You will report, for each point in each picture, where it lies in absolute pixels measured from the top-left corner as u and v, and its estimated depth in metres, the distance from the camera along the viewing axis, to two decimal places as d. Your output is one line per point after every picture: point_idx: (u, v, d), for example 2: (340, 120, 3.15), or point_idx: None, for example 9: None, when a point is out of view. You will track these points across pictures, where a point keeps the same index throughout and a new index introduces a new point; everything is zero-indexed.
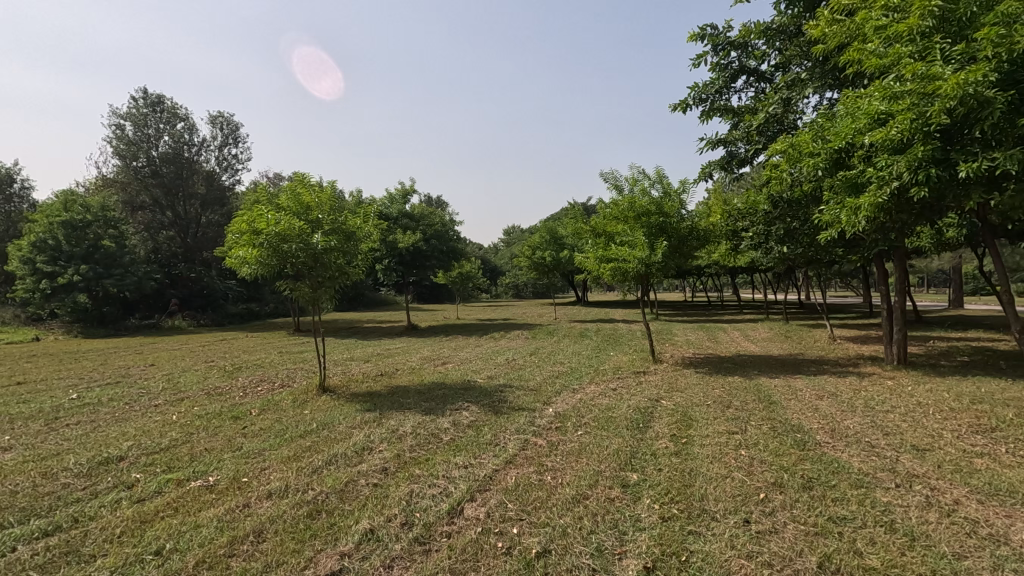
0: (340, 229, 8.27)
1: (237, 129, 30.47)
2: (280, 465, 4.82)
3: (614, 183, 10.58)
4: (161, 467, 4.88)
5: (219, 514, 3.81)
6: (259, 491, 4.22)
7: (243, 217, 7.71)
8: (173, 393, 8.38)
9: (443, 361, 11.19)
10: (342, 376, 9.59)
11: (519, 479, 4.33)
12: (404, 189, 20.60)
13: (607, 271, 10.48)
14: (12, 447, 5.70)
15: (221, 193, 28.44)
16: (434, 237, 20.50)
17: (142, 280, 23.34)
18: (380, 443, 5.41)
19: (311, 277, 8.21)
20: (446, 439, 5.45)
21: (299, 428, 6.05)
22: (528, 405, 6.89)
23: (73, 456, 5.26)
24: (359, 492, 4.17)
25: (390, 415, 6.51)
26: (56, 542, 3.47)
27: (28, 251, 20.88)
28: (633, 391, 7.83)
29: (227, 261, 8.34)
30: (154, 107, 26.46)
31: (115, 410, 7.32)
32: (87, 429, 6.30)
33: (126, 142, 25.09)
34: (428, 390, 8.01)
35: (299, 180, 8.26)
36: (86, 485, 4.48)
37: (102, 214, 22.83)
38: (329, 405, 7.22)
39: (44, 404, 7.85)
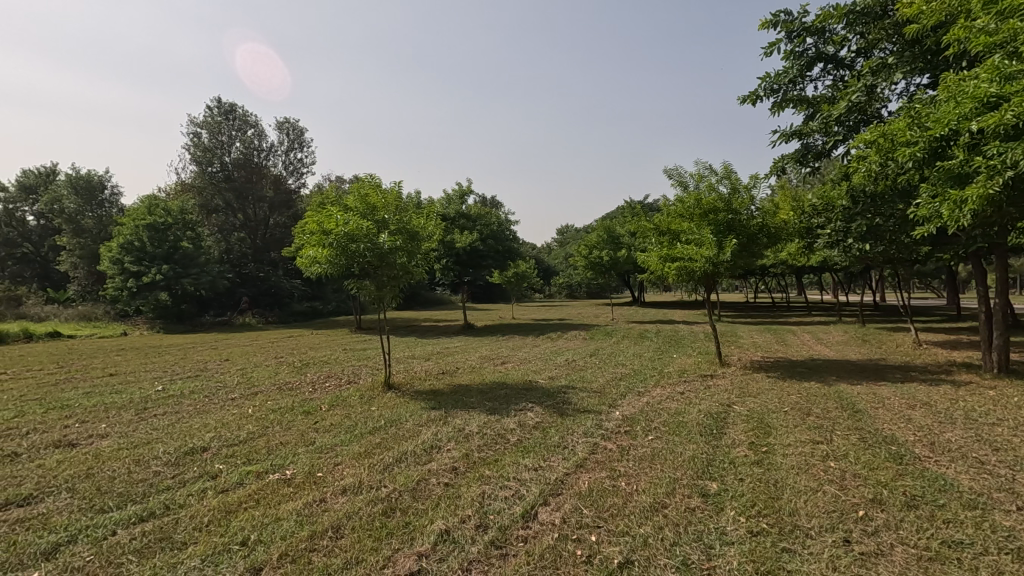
0: (405, 229, 8.39)
1: (302, 134, 31.71)
2: (352, 461, 4.90)
3: (679, 179, 10.25)
4: (241, 459, 5.07)
5: (298, 508, 3.89)
6: (335, 487, 4.29)
7: (314, 218, 7.95)
8: (247, 388, 8.74)
9: (502, 361, 11.14)
10: (405, 373, 9.70)
11: (593, 484, 4.19)
12: (462, 190, 20.83)
13: (671, 270, 10.12)
14: (108, 434, 6.10)
15: (287, 196, 29.59)
16: (491, 237, 20.62)
17: (216, 278, 24.66)
18: (448, 442, 5.41)
19: (376, 277, 8.38)
20: (513, 440, 5.39)
21: (369, 424, 6.16)
22: (594, 407, 6.73)
23: (162, 445, 5.56)
24: (431, 491, 4.16)
25: (455, 414, 6.51)
26: (152, 527, 3.63)
27: (117, 252, 22.58)
28: (702, 394, 7.51)
29: (297, 261, 8.62)
30: (227, 116, 28.01)
31: (196, 403, 7.70)
32: (172, 420, 6.66)
33: (202, 149, 26.71)
34: (490, 390, 7.97)
35: (367, 182, 8.44)
36: (175, 473, 4.71)
37: (180, 217, 24.41)
38: (395, 402, 7.32)
39: (135, 394, 8.40)
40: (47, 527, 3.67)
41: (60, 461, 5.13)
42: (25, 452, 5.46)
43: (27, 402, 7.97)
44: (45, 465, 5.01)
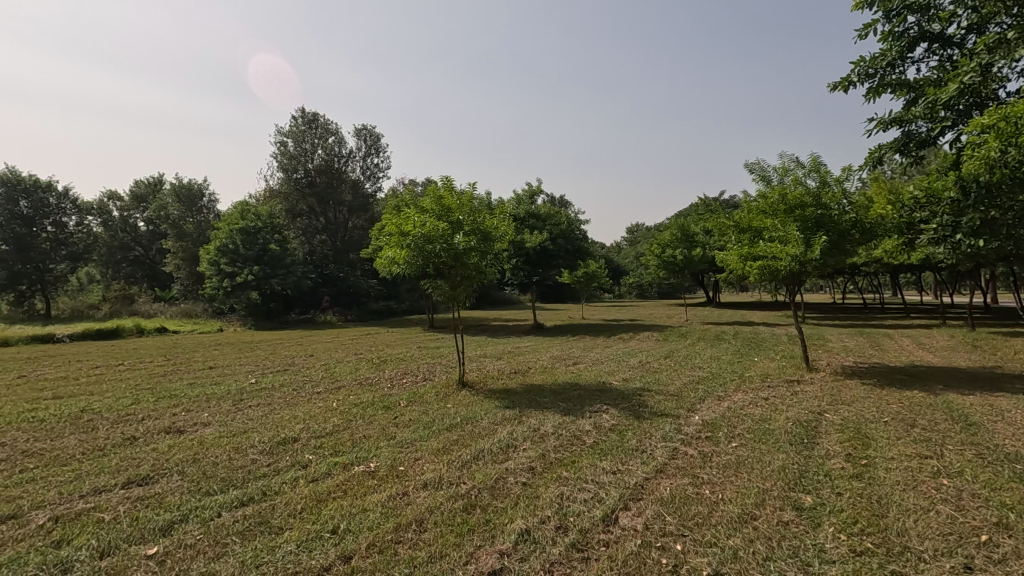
0: (479, 230, 8.51)
1: (378, 139, 32.96)
2: (431, 457, 5.02)
3: (761, 174, 9.75)
4: (328, 450, 5.32)
5: (382, 500, 4.03)
6: (416, 481, 4.41)
7: (393, 221, 8.23)
8: (330, 382, 9.19)
9: (574, 361, 11.05)
10: (478, 372, 9.84)
11: (675, 491, 4.05)
12: (532, 190, 20.88)
13: (753, 270, 9.64)
14: (210, 423, 6.60)
15: (365, 200, 30.69)
16: (560, 237, 20.56)
17: (300, 279, 26.16)
18: (523, 441, 5.42)
19: (451, 277, 8.57)
20: (589, 442, 5.32)
21: (446, 421, 6.29)
22: (672, 411, 6.52)
23: (257, 435, 5.94)
24: (509, 490, 4.19)
25: (529, 414, 6.53)
26: (251, 512, 3.89)
27: (215, 254, 24.51)
28: (790, 401, 7.09)
29: (376, 261, 8.96)
30: (310, 125, 29.65)
31: (285, 396, 8.18)
32: (266, 411, 7.13)
33: (288, 157, 28.47)
34: (563, 391, 7.94)
35: (443, 184, 8.62)
36: (270, 461, 5.02)
37: (269, 221, 26.19)
38: (470, 400, 7.44)
39: (232, 386, 9.07)
40: (164, 505, 4.03)
41: (170, 446, 5.62)
42: (142, 436, 6.03)
43: (141, 391, 8.79)
44: (159, 449, 5.51)
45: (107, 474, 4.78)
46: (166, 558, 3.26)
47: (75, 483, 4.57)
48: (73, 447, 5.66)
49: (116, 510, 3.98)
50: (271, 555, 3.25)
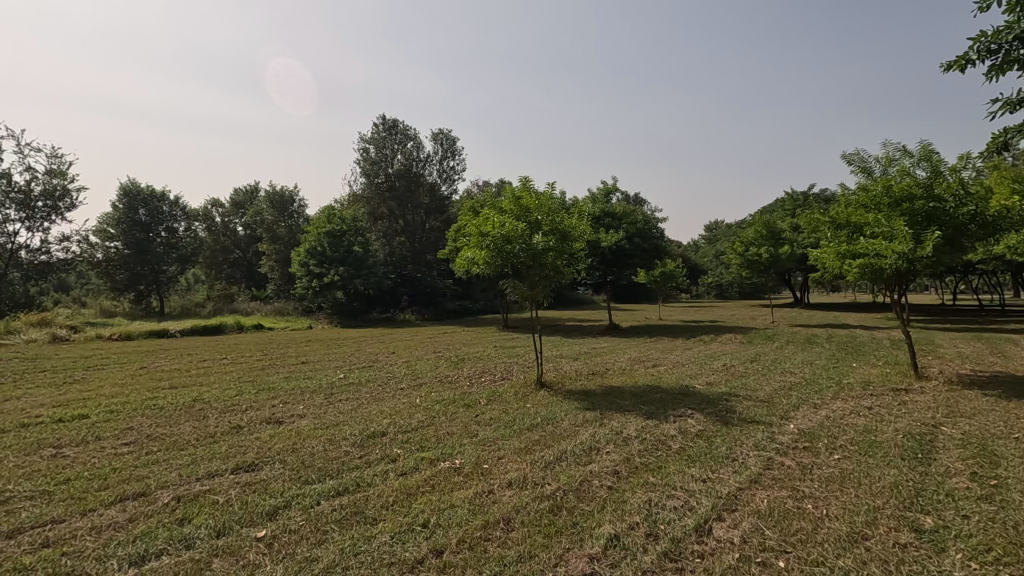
0: (558, 229, 8.45)
1: (454, 143, 33.76)
2: (514, 456, 5.05)
3: (862, 165, 9.04)
4: (415, 445, 5.49)
5: (470, 496, 4.10)
6: (501, 479, 4.46)
7: (473, 222, 8.40)
8: (412, 379, 9.50)
9: (653, 363, 10.75)
10: (555, 372, 9.82)
11: (774, 504, 3.82)
12: (607, 188, 20.54)
13: (853, 269, 8.94)
14: (305, 415, 7.01)
15: (441, 202, 31.55)
16: (638, 236, 20.01)
17: (381, 279, 27.30)
18: (607, 444, 5.33)
19: (529, 278, 8.64)
20: (675, 448, 5.13)
21: (526, 421, 6.31)
22: (763, 418, 6.16)
23: (348, 428, 6.25)
24: (595, 493, 4.13)
25: (610, 416, 6.42)
26: (347, 501, 4.08)
27: (305, 256, 26.11)
28: (897, 412, 6.49)
29: (456, 262, 9.19)
30: (390, 131, 30.93)
31: (371, 391, 8.54)
32: (355, 405, 7.48)
33: (369, 162, 29.86)
34: (644, 393, 7.74)
35: (522, 185, 8.67)
36: (361, 454, 5.25)
37: (352, 224, 27.49)
38: (549, 400, 7.43)
39: (322, 381, 9.61)
40: (268, 492, 4.31)
41: (271, 436, 6.02)
42: (246, 425, 6.50)
43: (243, 383, 9.51)
44: (262, 438, 5.92)
45: (219, 459, 5.19)
46: (273, 541, 3.48)
47: (192, 467, 5.00)
48: (189, 434, 6.20)
49: (227, 494, 4.31)
50: (367, 545, 3.38)
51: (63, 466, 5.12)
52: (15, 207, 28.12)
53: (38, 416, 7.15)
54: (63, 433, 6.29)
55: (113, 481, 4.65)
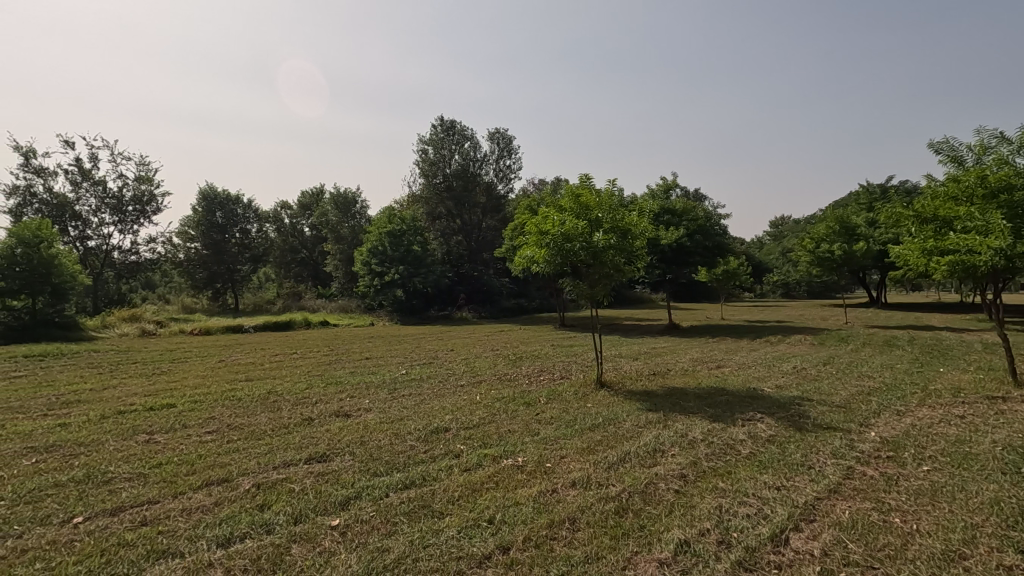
0: (619, 227, 8.32)
1: (510, 142, 33.93)
2: (576, 456, 5.02)
3: (952, 154, 8.38)
4: (477, 442, 5.56)
5: (534, 495, 4.10)
6: (564, 479, 4.43)
7: (533, 220, 8.42)
8: (472, 376, 9.63)
9: (717, 364, 10.39)
10: (615, 372, 9.68)
11: (857, 516, 3.61)
12: (667, 184, 19.99)
13: (941, 266, 8.30)
14: (370, 409, 7.25)
15: (498, 201, 31.79)
16: (699, 233, 19.35)
17: (439, 277, 27.86)
18: (672, 446, 5.20)
19: (589, 276, 8.59)
20: (745, 453, 4.94)
21: (588, 420, 6.26)
22: (840, 425, 5.82)
23: (413, 423, 6.41)
24: (662, 496, 4.03)
25: (674, 418, 6.26)
26: (414, 494, 4.18)
27: (367, 256, 27.04)
28: (994, 421, 5.97)
29: (516, 261, 9.27)
30: (448, 131, 31.51)
31: (432, 387, 8.73)
32: (417, 401, 7.67)
33: (428, 163, 30.53)
34: (709, 395, 7.50)
35: (582, 182, 8.59)
36: (426, 449, 5.37)
37: (412, 224, 28.16)
38: (609, 400, 7.32)
39: (386, 376, 9.91)
40: (340, 482, 4.48)
41: (340, 428, 6.25)
42: (316, 417, 6.79)
43: (312, 377, 9.97)
44: (331, 430, 6.17)
45: (293, 450, 5.45)
46: (346, 530, 3.62)
47: (269, 456, 5.28)
48: (265, 424, 6.55)
49: (302, 483, 4.51)
50: (436, 538, 3.45)
51: (156, 450, 5.54)
52: (109, 211, 30.65)
53: (132, 404, 7.77)
54: (154, 421, 6.80)
55: (199, 467, 4.97)
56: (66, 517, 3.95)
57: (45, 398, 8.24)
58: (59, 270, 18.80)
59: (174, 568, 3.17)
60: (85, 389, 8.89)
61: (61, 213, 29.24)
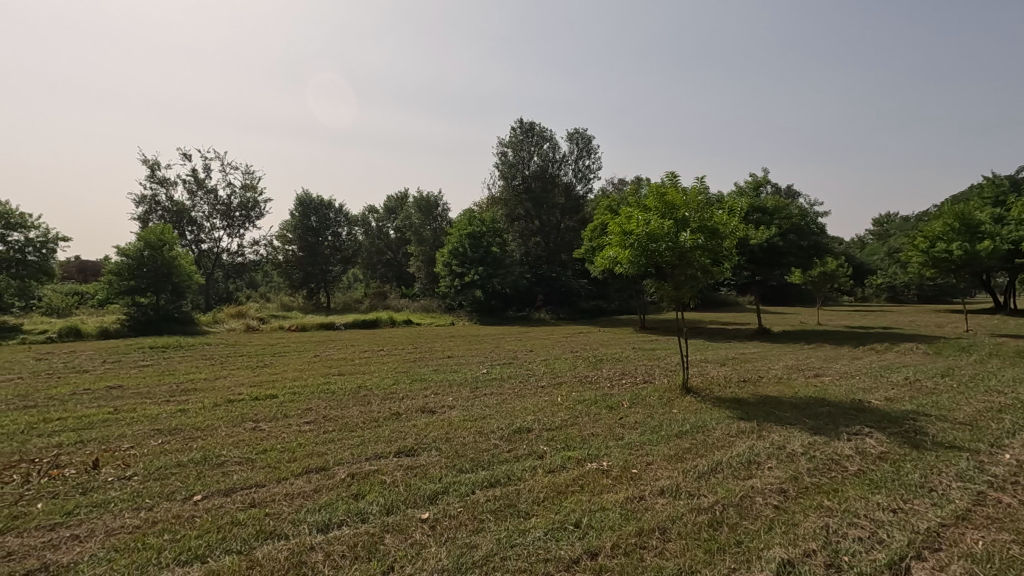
0: (708, 226, 7.95)
1: (590, 141, 33.59)
2: (664, 463, 4.84)
3: None
4: (560, 444, 5.52)
5: (621, 500, 4.00)
6: (652, 486, 4.29)
7: (617, 220, 8.28)
8: (552, 378, 9.60)
9: (815, 373, 9.67)
10: (702, 377, 9.28)
11: (992, 548, 3.20)
12: (757, 181, 18.86)
13: None
14: (454, 406, 7.41)
15: (576, 202, 31.56)
16: (793, 232, 18.14)
17: (517, 278, 28.11)
18: (769, 459, 4.88)
19: (674, 278, 8.31)
20: (853, 470, 4.54)
21: (675, 427, 6.04)
22: (967, 445, 5.20)
23: (495, 421, 6.48)
24: (760, 512, 3.79)
25: (769, 428, 5.90)
26: (500, 493, 4.21)
27: (448, 257, 27.87)
28: None
29: (598, 261, 9.16)
30: (527, 133, 31.82)
31: (513, 387, 8.78)
32: (499, 400, 7.76)
33: (507, 165, 30.99)
34: (808, 405, 6.99)
35: (669, 180, 8.29)
36: (509, 448, 5.40)
37: (491, 226, 28.60)
38: (697, 407, 7.01)
39: (467, 374, 10.13)
40: (428, 477, 4.60)
41: (426, 424, 6.44)
42: (404, 412, 7.05)
43: (398, 373, 10.39)
44: (418, 425, 6.37)
45: (384, 443, 5.67)
46: (436, 524, 3.70)
47: (362, 447, 5.54)
48: (356, 417, 6.87)
49: (392, 475, 4.68)
50: (522, 538, 3.45)
51: (262, 437, 5.99)
52: (219, 217, 33.65)
53: (240, 393, 8.49)
54: (260, 409, 7.37)
55: (300, 454, 5.31)
56: (187, 494, 4.35)
57: (168, 385, 9.20)
58: (179, 270, 20.88)
59: (280, 548, 3.39)
60: (201, 378, 9.83)
61: (179, 219, 32.48)
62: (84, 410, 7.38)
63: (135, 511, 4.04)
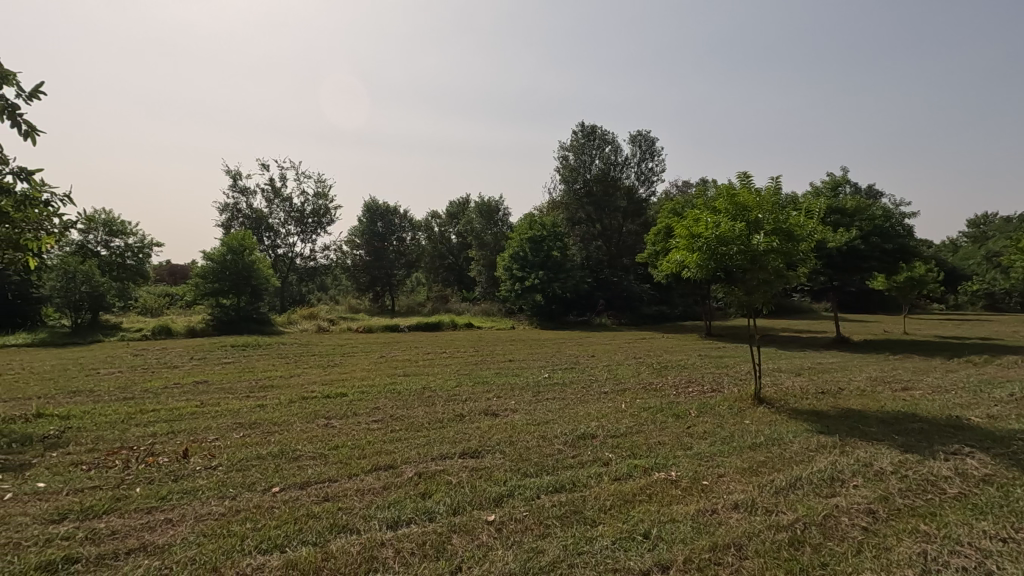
0: (783, 228, 7.56)
1: (653, 143, 32.95)
2: (738, 476, 4.62)
3: None
4: (626, 451, 5.39)
5: (692, 513, 3.85)
6: (725, 500, 4.09)
7: (684, 223, 8.06)
8: (616, 384, 9.41)
9: (903, 385, 8.97)
10: (775, 388, 8.81)
11: None
12: (835, 180, 17.78)
13: None
14: (517, 410, 7.41)
15: (639, 205, 31.00)
16: (876, 234, 16.99)
17: (578, 282, 27.89)
18: (854, 477, 4.55)
19: (746, 282, 7.95)
20: (953, 493, 4.15)
21: (748, 438, 5.76)
22: None
23: (559, 426, 6.43)
24: (847, 533, 3.53)
25: (853, 444, 5.50)
26: (566, 499, 4.16)
27: (509, 261, 28.08)
28: None
29: (664, 265, 8.94)
30: (588, 137, 31.63)
31: (575, 392, 8.69)
32: (562, 405, 7.69)
33: (568, 169, 30.93)
34: (896, 421, 6.47)
35: (740, 182, 7.98)
36: (574, 454, 5.33)
37: (552, 229, 28.54)
38: (771, 419, 6.65)
39: (529, 378, 10.12)
40: (493, 479, 4.62)
41: (489, 426, 6.48)
42: (467, 414, 7.13)
43: (461, 375, 10.52)
44: (481, 427, 6.42)
45: (448, 443, 5.75)
46: (502, 527, 3.70)
47: (428, 447, 5.63)
48: (421, 417, 7.02)
49: (458, 476, 4.73)
50: (590, 546, 3.38)
51: (333, 434, 6.23)
52: (294, 223, 35.50)
53: (312, 391, 8.87)
54: (331, 407, 7.67)
55: (369, 452, 5.47)
56: (266, 486, 4.58)
57: (248, 381, 9.77)
58: (257, 273, 22.12)
59: (353, 543, 3.49)
60: (278, 376, 10.40)
61: (258, 225, 34.56)
62: (175, 402, 7.96)
63: (220, 499, 4.29)
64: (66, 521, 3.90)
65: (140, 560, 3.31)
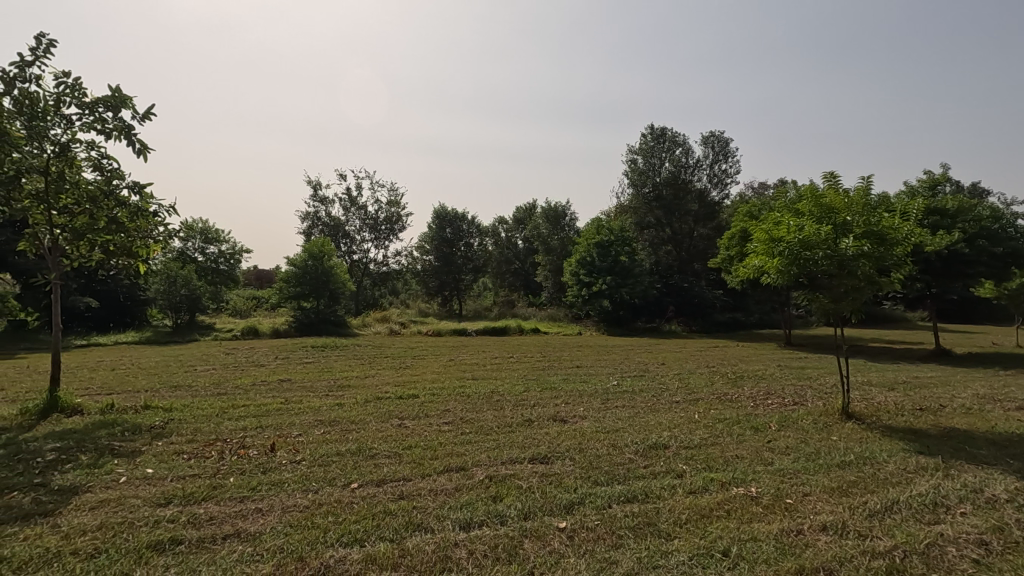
0: (875, 231, 7.03)
1: (727, 144, 31.76)
2: (825, 496, 4.33)
3: None
4: (702, 464, 5.20)
5: (775, 532, 3.65)
6: (812, 521, 3.85)
7: (764, 227, 7.70)
8: (688, 393, 9.10)
9: (1019, 404, 8.07)
10: (867, 402, 8.20)
11: None
12: (933, 179, 16.37)
13: None
14: (585, 417, 7.34)
15: (712, 207, 29.94)
16: (983, 236, 15.47)
17: (647, 288, 27.26)
18: (962, 504, 4.15)
19: (832, 289, 7.46)
20: None
21: (836, 455, 5.39)
22: None
23: (629, 435, 6.30)
24: (954, 565, 3.22)
25: (959, 467, 5.02)
26: (638, 510, 4.06)
27: (576, 266, 27.89)
28: None
29: (741, 271, 8.58)
30: (658, 139, 30.90)
31: (646, 400, 8.48)
32: (632, 413, 7.53)
33: (637, 172, 30.43)
34: (1011, 443, 5.83)
35: (827, 182, 7.51)
36: (646, 464, 5.20)
37: (620, 234, 28.09)
38: (862, 436, 6.18)
39: (597, 385, 10.00)
40: (563, 485, 4.59)
41: (558, 433, 6.45)
42: (536, 419, 7.14)
43: (529, 380, 10.57)
44: (550, 433, 6.40)
45: (518, 448, 5.78)
46: (574, 535, 3.67)
47: (498, 450, 5.69)
48: (490, 421, 7.11)
49: (528, 481, 4.74)
50: (665, 560, 3.28)
51: (406, 434, 6.43)
52: (368, 230, 37.06)
53: (386, 391, 9.21)
54: (404, 407, 7.93)
55: (441, 453, 5.61)
56: (346, 481, 4.79)
57: (328, 380, 10.30)
58: (336, 278, 23.26)
59: (427, 541, 3.58)
60: (354, 376, 10.89)
61: (336, 233, 36.39)
62: (262, 399, 8.51)
63: (304, 492, 4.54)
64: (172, 505, 4.26)
65: (235, 545, 3.55)
